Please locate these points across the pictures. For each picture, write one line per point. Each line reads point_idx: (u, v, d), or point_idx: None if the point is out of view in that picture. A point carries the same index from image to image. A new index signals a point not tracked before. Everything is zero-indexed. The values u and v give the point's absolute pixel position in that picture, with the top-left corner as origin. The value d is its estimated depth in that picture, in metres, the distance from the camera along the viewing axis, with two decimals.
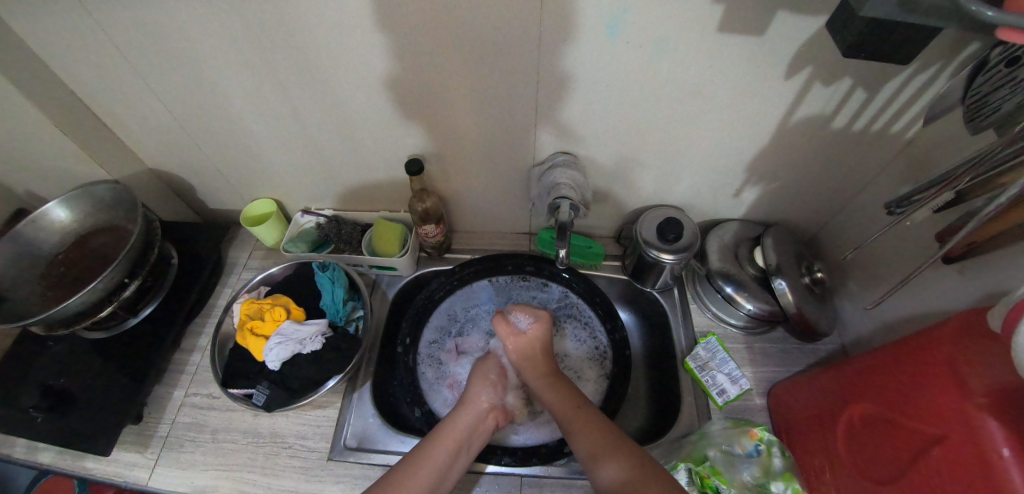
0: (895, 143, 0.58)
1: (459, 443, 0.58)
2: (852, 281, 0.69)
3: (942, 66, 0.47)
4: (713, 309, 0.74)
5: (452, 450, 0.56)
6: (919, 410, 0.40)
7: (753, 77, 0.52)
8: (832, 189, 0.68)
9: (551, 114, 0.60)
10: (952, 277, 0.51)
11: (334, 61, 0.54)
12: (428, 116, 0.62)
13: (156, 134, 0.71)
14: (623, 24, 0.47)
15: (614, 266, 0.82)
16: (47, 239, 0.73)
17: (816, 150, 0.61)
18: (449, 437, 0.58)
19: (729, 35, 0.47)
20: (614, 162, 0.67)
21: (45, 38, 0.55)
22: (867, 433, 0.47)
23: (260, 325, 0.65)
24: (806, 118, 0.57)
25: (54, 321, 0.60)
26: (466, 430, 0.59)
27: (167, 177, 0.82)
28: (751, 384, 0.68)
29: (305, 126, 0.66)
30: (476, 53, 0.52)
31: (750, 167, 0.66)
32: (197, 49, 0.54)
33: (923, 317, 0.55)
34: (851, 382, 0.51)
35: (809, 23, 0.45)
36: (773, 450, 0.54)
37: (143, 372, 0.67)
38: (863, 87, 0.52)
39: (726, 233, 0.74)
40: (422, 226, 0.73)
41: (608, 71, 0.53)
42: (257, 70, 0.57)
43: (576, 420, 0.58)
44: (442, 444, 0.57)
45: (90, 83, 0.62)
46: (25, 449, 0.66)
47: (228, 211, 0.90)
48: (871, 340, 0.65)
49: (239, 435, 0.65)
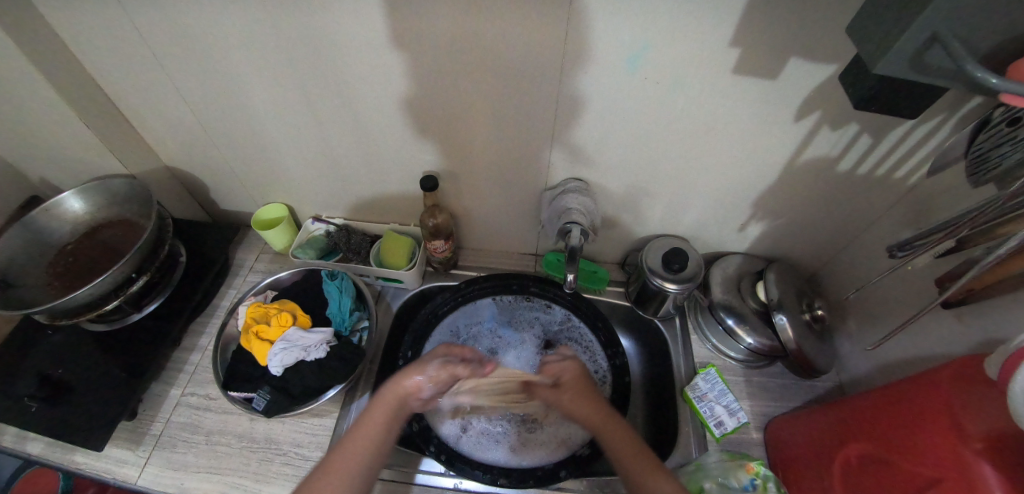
0: (898, 188, 0.59)
1: (387, 425, 0.54)
2: (852, 321, 0.70)
3: (945, 118, 0.49)
4: (714, 341, 0.75)
5: (379, 434, 0.53)
6: (920, 452, 0.40)
7: (763, 119, 0.54)
8: (835, 228, 0.70)
9: (566, 140, 0.62)
10: (951, 322, 0.52)
11: (359, 74, 0.56)
12: (445, 133, 0.63)
13: (177, 133, 0.72)
14: (643, 60, 0.49)
15: (617, 291, 0.83)
16: (57, 228, 0.74)
17: (821, 190, 0.63)
18: (377, 413, 0.55)
19: (743, 76, 0.49)
20: (624, 190, 0.69)
21: (83, 34, 0.57)
22: (865, 473, 0.47)
23: (266, 329, 0.65)
24: (812, 159, 0.59)
25: (58, 311, 0.61)
26: (393, 407, 0.56)
27: (183, 175, 0.83)
28: (748, 418, 0.69)
29: (325, 136, 0.67)
30: (497, 76, 0.54)
31: (755, 203, 0.68)
32: (228, 53, 0.56)
33: (920, 360, 0.56)
34: (852, 421, 0.51)
35: (819, 71, 0.47)
36: (769, 485, 0.54)
37: (143, 368, 0.67)
38: (869, 134, 0.54)
39: (729, 265, 0.76)
40: (431, 240, 0.75)
41: (624, 103, 0.55)
42: (284, 78, 0.59)
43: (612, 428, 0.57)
44: (372, 424, 0.54)
45: (120, 79, 0.63)
46: (15, 438, 0.65)
47: (239, 213, 0.91)
48: (869, 380, 0.65)
49: (233, 438, 0.65)
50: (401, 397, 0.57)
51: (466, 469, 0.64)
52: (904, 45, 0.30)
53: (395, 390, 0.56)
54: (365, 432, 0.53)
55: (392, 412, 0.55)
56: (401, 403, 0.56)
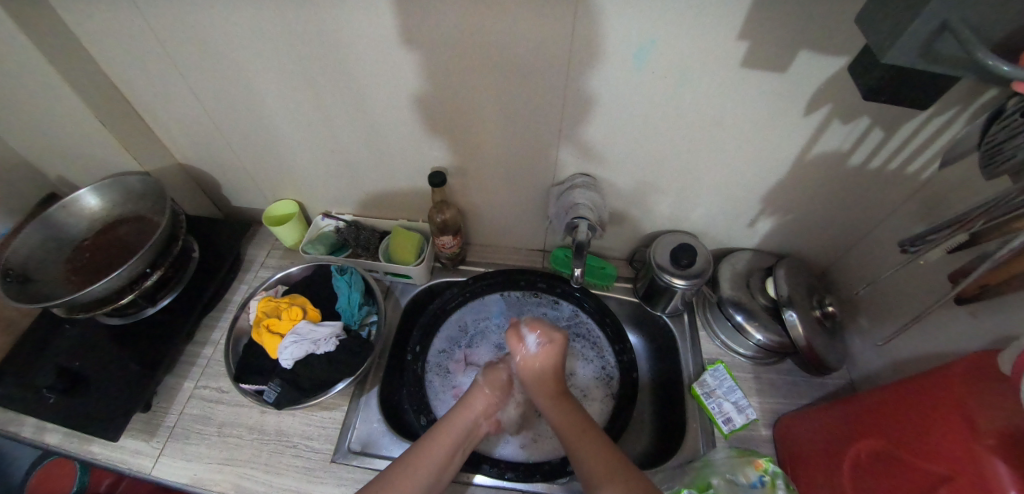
0: (910, 182, 0.59)
1: (452, 451, 0.57)
2: (863, 317, 0.69)
3: (959, 110, 0.48)
4: (722, 337, 0.74)
5: (446, 453, 0.56)
6: (934, 449, 0.39)
7: (773, 113, 0.54)
8: (845, 224, 0.69)
9: (572, 136, 0.62)
10: (965, 318, 0.52)
11: (367, 71, 0.57)
12: (453, 129, 0.64)
13: (190, 131, 0.73)
14: (650, 55, 0.49)
15: (625, 288, 0.83)
16: (75, 224, 0.76)
17: (831, 185, 0.62)
18: (446, 437, 0.58)
19: (751, 70, 0.49)
20: (632, 186, 0.69)
21: (99, 33, 0.58)
22: (876, 470, 0.46)
23: (276, 323, 0.66)
24: (823, 153, 0.58)
25: (75, 305, 0.62)
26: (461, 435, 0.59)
27: (196, 173, 0.84)
28: (757, 414, 0.68)
29: (334, 133, 0.68)
30: (503, 71, 0.54)
31: (765, 198, 0.67)
32: (239, 52, 0.57)
33: (933, 357, 0.55)
34: (864, 418, 0.50)
35: (829, 63, 0.47)
36: (778, 482, 0.53)
37: (157, 361, 0.69)
38: (880, 127, 0.53)
39: (738, 262, 0.75)
40: (439, 236, 0.75)
41: (631, 98, 0.55)
42: (294, 76, 0.60)
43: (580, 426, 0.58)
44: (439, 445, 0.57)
45: (136, 78, 0.65)
46: (34, 428, 0.67)
47: (250, 210, 0.93)
48: (880, 377, 0.65)
49: (245, 431, 0.66)
50: (471, 425, 0.60)
51: (474, 463, 0.64)
52: (912, 34, 0.30)
53: (465, 416, 0.60)
54: (431, 450, 0.56)
55: (457, 440, 0.58)
56: (466, 432, 0.59)
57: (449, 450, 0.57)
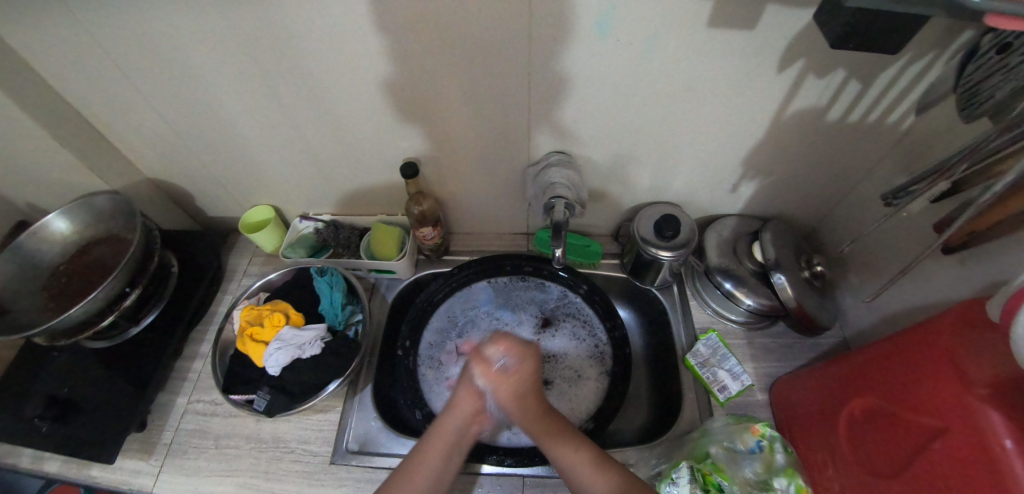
0: (892, 133, 0.57)
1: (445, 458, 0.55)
2: (852, 273, 0.68)
3: (936, 54, 0.46)
4: (713, 306, 0.74)
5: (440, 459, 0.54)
6: (923, 403, 0.39)
7: (747, 71, 0.52)
8: (829, 180, 0.67)
9: (544, 114, 0.60)
10: (952, 267, 0.51)
11: (325, 65, 0.54)
12: (421, 118, 0.62)
13: (152, 143, 0.71)
14: (613, 22, 0.47)
15: (613, 264, 0.82)
16: (48, 250, 0.74)
17: (813, 141, 0.61)
18: (435, 447, 0.55)
19: (720, 30, 0.47)
20: (611, 161, 0.67)
21: (39, 52, 0.55)
22: (870, 427, 0.46)
23: (260, 331, 0.65)
24: (802, 109, 0.56)
25: (55, 332, 0.61)
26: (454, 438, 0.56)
27: (166, 185, 0.82)
28: (752, 380, 0.68)
29: (300, 133, 0.66)
30: (466, 54, 0.52)
31: (746, 162, 0.66)
32: (188, 57, 0.54)
33: (922, 309, 0.55)
34: (851, 377, 0.51)
35: (799, 15, 0.45)
36: (775, 445, 0.54)
37: (147, 379, 0.68)
38: (857, 78, 0.51)
39: (724, 229, 0.74)
40: (419, 228, 0.73)
41: (599, 69, 0.52)
42: (249, 78, 0.57)
43: (555, 427, 0.57)
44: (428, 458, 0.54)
45: (85, 95, 0.62)
46: (31, 458, 0.66)
47: (227, 218, 0.91)
48: (873, 332, 0.64)
49: (241, 441, 0.65)
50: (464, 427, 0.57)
51: (479, 453, 0.64)
52: None
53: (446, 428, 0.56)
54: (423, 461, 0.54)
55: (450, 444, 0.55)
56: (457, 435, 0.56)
57: (440, 457, 0.54)
